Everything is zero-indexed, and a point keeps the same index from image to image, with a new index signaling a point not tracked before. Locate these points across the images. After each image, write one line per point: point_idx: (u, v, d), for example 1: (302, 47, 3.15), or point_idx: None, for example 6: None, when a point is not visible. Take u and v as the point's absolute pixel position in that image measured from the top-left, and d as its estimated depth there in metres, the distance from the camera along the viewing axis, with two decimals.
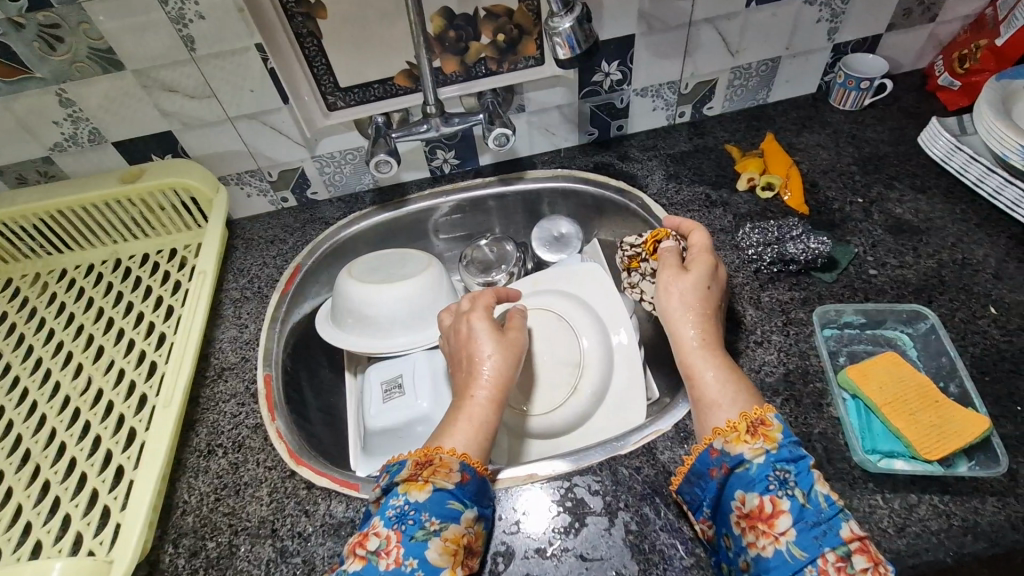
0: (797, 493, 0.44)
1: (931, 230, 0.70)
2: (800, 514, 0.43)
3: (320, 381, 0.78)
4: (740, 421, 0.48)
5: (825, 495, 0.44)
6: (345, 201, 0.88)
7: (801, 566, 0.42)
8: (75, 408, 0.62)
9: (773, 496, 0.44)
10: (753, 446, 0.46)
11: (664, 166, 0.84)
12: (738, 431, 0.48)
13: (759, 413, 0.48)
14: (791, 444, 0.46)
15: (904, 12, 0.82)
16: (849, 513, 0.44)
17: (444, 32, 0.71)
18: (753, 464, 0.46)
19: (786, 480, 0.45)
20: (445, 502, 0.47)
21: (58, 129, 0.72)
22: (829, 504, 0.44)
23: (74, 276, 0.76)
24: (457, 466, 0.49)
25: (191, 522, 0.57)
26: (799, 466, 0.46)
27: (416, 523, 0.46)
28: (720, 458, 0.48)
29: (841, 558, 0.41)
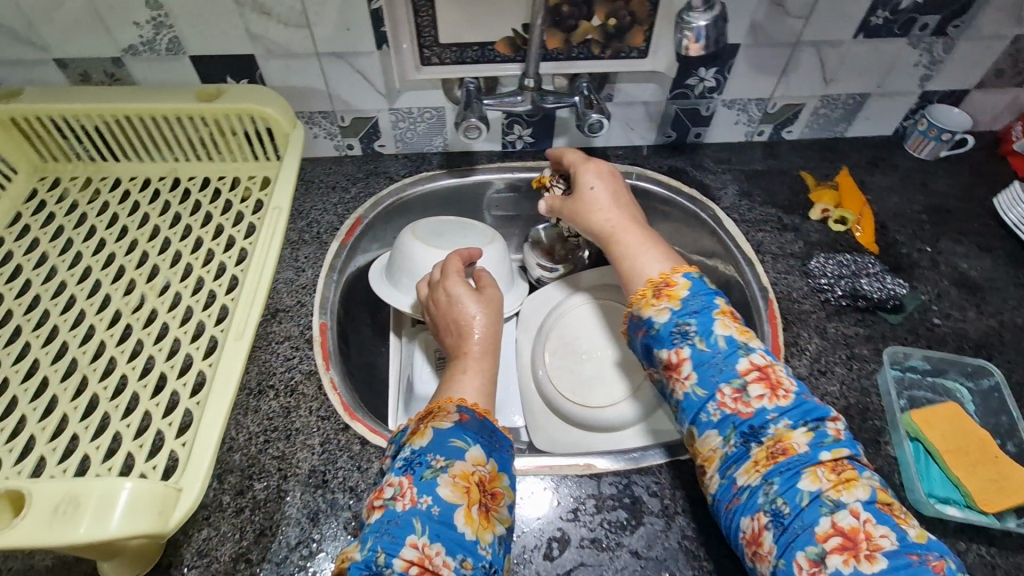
0: (697, 341, 0.50)
1: (994, 289, 0.72)
2: (700, 358, 0.49)
3: (364, 338, 0.76)
4: (647, 288, 0.55)
5: (726, 337, 0.50)
6: (410, 160, 0.85)
7: (704, 403, 0.48)
8: (126, 325, 0.60)
9: (677, 349, 0.51)
10: (659, 307, 0.53)
11: (738, 182, 0.84)
12: (648, 297, 0.54)
13: (664, 278, 0.55)
14: (693, 299, 0.52)
15: (997, 72, 0.82)
16: (750, 350, 0.49)
17: (559, 6, 0.68)
18: (660, 323, 0.52)
19: (687, 331, 0.51)
20: (447, 439, 0.48)
21: (138, 32, 0.67)
22: (727, 345, 0.49)
23: (128, 187, 0.73)
24: (454, 408, 0.51)
25: (238, 460, 0.56)
26: (701, 318, 0.51)
27: (423, 465, 0.47)
28: (638, 323, 0.54)
29: (737, 390, 0.47)
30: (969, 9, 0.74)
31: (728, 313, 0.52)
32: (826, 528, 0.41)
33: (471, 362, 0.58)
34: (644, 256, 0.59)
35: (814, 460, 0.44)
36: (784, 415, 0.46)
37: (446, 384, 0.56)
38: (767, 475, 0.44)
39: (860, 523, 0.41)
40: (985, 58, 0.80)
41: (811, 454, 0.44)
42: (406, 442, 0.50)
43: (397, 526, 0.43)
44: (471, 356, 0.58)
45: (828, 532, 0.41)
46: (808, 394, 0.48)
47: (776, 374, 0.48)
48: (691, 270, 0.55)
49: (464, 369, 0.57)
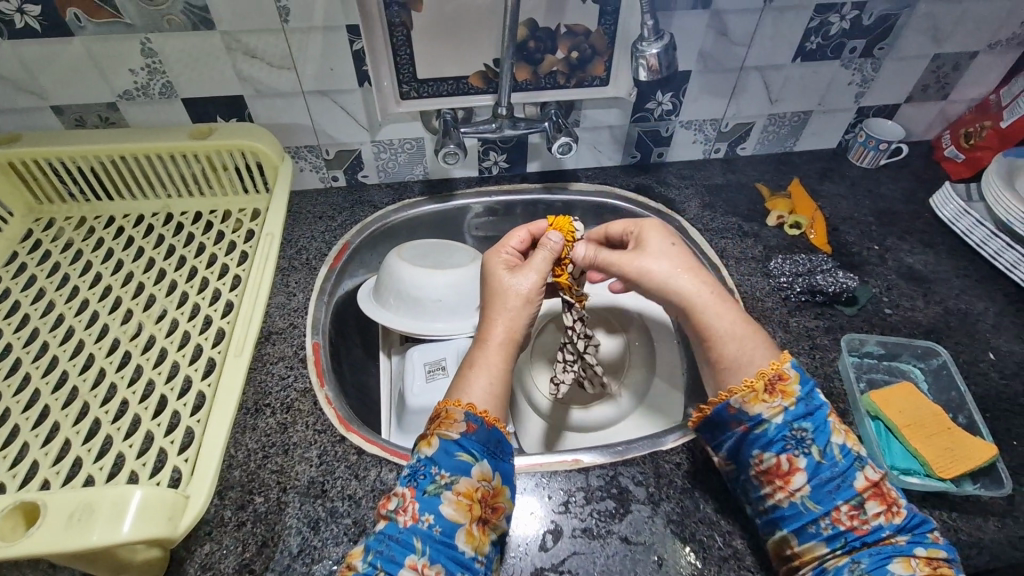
0: (813, 450, 0.48)
1: (939, 280, 0.78)
2: (818, 470, 0.48)
3: (355, 358, 0.79)
4: (757, 378, 0.50)
5: (841, 447, 0.48)
6: (393, 188, 0.90)
7: (817, 517, 0.47)
8: (125, 352, 0.61)
9: (790, 456, 0.49)
10: (771, 405, 0.50)
11: (700, 195, 0.90)
12: (756, 391, 0.50)
13: (777, 368, 0.50)
14: (807, 399, 0.50)
15: (922, 87, 0.92)
16: (864, 462, 0.48)
17: (525, 41, 0.75)
18: (772, 424, 0.49)
19: (803, 438, 0.49)
20: (454, 453, 0.48)
21: (132, 78, 0.72)
22: (844, 457, 0.48)
23: (122, 224, 0.75)
24: (463, 416, 0.50)
25: (237, 476, 0.57)
26: (815, 421, 0.49)
27: (428, 478, 0.47)
28: (739, 415, 0.50)
29: (855, 506, 0.47)
30: (891, 33, 0.83)
31: (837, 417, 0.50)
32: None
33: (489, 352, 0.55)
34: (749, 347, 0.52)
35: (908, 552, 0.45)
36: (898, 531, 0.46)
37: (457, 377, 0.54)
38: (854, 555, 0.46)
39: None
40: (910, 76, 0.89)
41: (906, 546, 0.45)
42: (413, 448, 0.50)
43: (398, 543, 0.45)
44: (490, 344, 0.55)
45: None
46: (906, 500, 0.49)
47: (885, 487, 0.48)
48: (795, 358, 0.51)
49: (476, 363, 0.54)
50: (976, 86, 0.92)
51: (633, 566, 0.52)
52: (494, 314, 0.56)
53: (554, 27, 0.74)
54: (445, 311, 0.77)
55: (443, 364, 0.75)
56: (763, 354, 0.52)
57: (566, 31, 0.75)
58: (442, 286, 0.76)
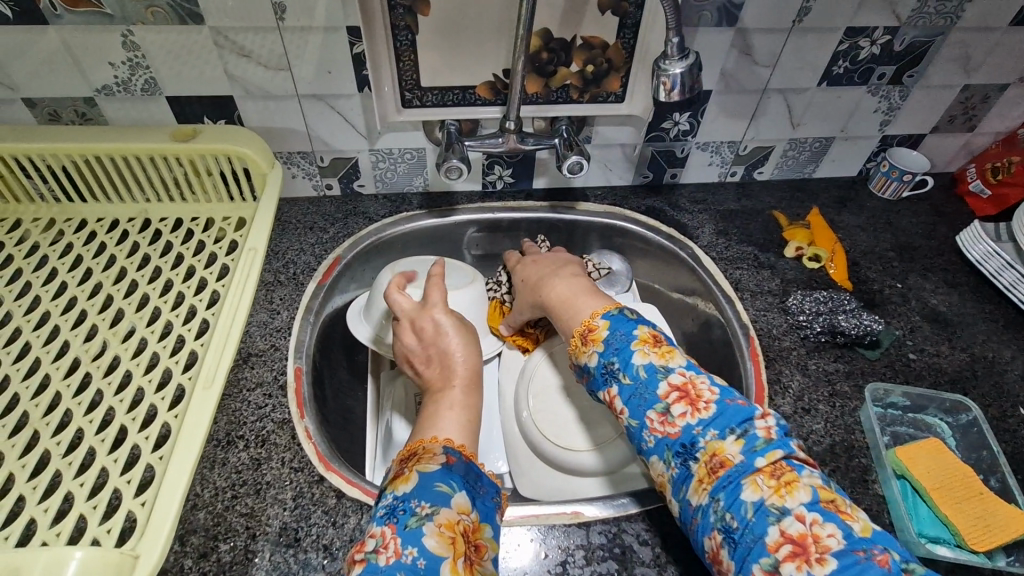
0: (619, 376, 0.50)
1: (964, 325, 0.74)
2: (626, 392, 0.49)
3: (341, 382, 0.73)
4: (578, 333, 0.56)
5: (645, 366, 0.49)
6: (390, 200, 0.85)
7: (642, 436, 0.48)
8: (85, 373, 0.56)
9: (608, 387, 0.51)
10: (587, 353, 0.54)
11: (714, 221, 0.86)
12: (578, 345, 0.55)
13: (588, 324, 0.55)
14: (614, 334, 0.53)
15: (949, 118, 0.88)
16: (669, 370, 0.49)
17: (538, 52, 0.70)
18: (592, 369, 0.53)
19: (612, 369, 0.51)
20: (431, 484, 0.46)
21: (112, 72, 0.66)
22: (645, 373, 0.49)
23: (94, 229, 0.70)
24: (440, 450, 0.50)
25: (202, 519, 0.51)
26: (621, 355, 0.51)
27: (407, 512, 0.44)
28: (579, 369, 0.55)
29: (662, 413, 0.47)
30: (923, 60, 0.79)
31: (647, 341, 0.51)
32: (776, 538, 0.39)
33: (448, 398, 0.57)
34: (579, 302, 0.59)
35: (751, 469, 0.42)
36: (709, 427, 0.45)
37: (424, 421, 0.55)
38: (712, 493, 0.43)
39: (807, 527, 0.39)
40: (938, 105, 0.85)
41: (745, 464, 0.43)
42: (388, 492, 0.47)
43: None
44: (450, 393, 0.57)
45: (778, 542, 0.39)
46: (734, 397, 0.47)
47: (695, 389, 0.47)
48: (608, 308, 0.55)
49: (447, 406, 0.56)
50: (1005, 119, 0.88)
51: None
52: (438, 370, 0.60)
53: (569, 39, 0.69)
54: None
55: None
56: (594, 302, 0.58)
57: (582, 43, 0.70)
58: None
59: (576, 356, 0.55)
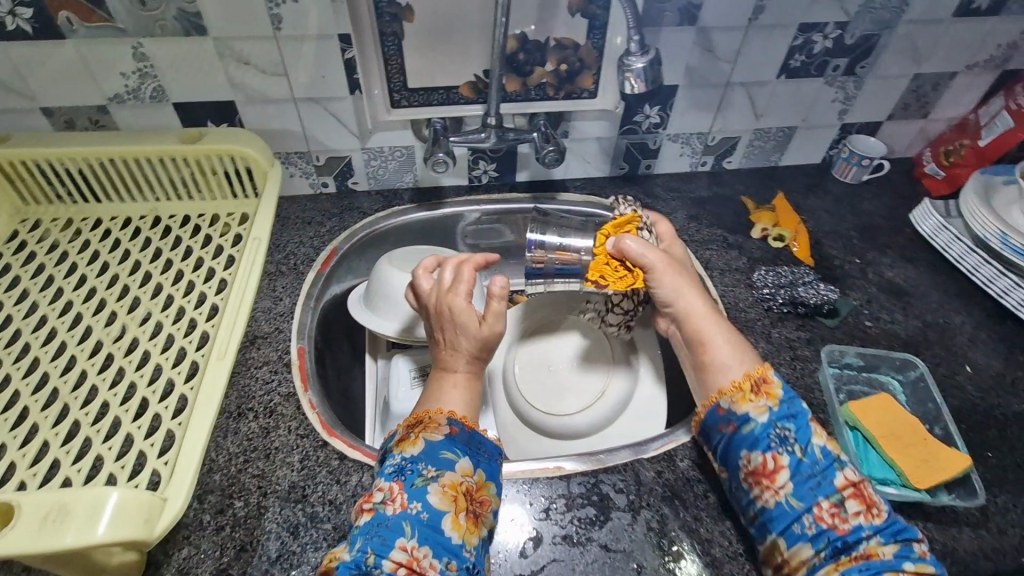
0: (795, 449, 0.50)
1: (918, 294, 0.79)
2: (801, 467, 0.50)
3: (341, 363, 0.78)
4: (744, 380, 0.54)
5: (821, 447, 0.50)
6: (383, 195, 0.91)
7: (799, 514, 0.48)
8: (107, 354, 0.61)
9: (774, 453, 0.50)
10: (756, 404, 0.52)
11: (686, 207, 0.92)
12: (743, 392, 0.53)
13: (760, 372, 0.54)
14: (788, 402, 0.53)
15: (903, 106, 0.94)
16: (843, 463, 0.50)
17: (515, 54, 0.76)
18: (757, 424, 0.52)
19: (786, 438, 0.51)
20: (439, 451, 0.51)
21: (124, 82, 0.72)
22: (824, 456, 0.50)
23: (109, 226, 0.76)
24: (445, 420, 0.53)
25: (217, 480, 0.57)
26: (798, 422, 0.52)
27: (415, 472, 0.50)
28: (728, 416, 0.53)
29: (835, 504, 0.48)
30: (873, 52, 0.85)
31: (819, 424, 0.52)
32: None
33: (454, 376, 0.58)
34: (725, 355, 0.56)
35: (897, 567, 0.45)
36: (877, 533, 0.47)
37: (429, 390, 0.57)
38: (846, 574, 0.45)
39: None
40: (891, 94, 0.92)
41: (893, 561, 0.45)
42: (396, 450, 0.52)
43: (387, 529, 0.46)
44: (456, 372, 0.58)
45: None
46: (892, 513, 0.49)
47: (866, 490, 0.49)
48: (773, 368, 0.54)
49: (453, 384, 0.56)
50: (955, 105, 0.95)
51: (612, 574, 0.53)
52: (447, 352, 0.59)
53: (543, 40, 0.75)
54: None
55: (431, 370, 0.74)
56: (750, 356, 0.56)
57: (556, 44, 0.76)
58: None
59: (733, 400, 0.54)
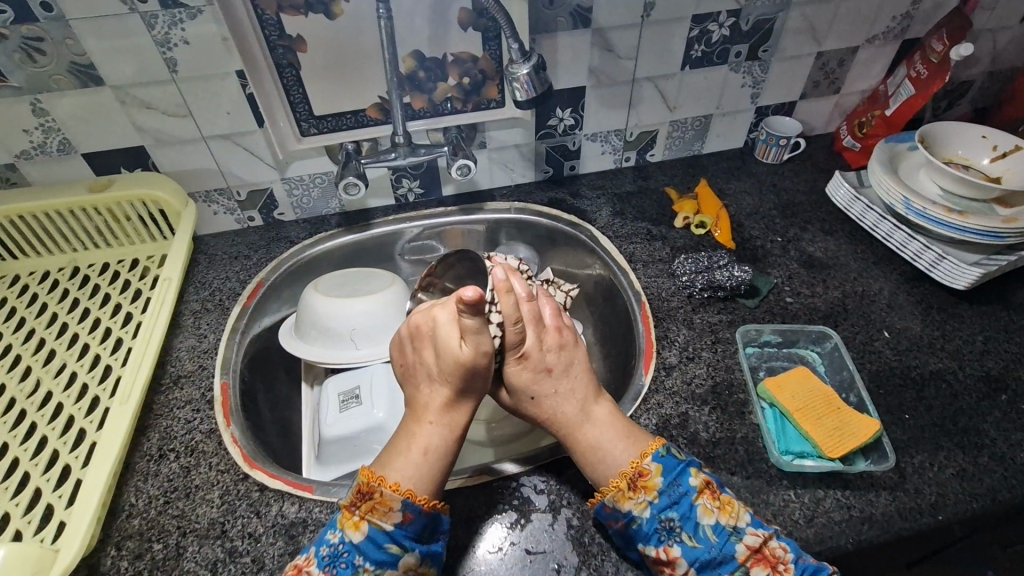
0: (684, 537, 0.50)
1: (837, 265, 0.81)
2: (692, 554, 0.49)
3: (276, 393, 0.79)
4: (622, 478, 0.52)
5: (712, 526, 0.50)
6: (310, 223, 0.91)
7: None
8: (20, 410, 0.61)
9: (666, 546, 0.50)
10: (637, 500, 0.51)
11: (611, 204, 0.93)
12: (623, 490, 0.52)
13: (637, 466, 0.52)
14: (669, 489, 0.51)
15: (813, 84, 0.96)
16: (740, 532, 0.50)
17: (415, 72, 0.77)
18: (642, 520, 0.50)
19: (673, 528, 0.50)
20: (382, 544, 0.49)
21: (28, 138, 0.73)
22: (717, 536, 0.49)
23: (27, 281, 0.76)
24: (399, 505, 0.50)
25: (136, 525, 0.57)
26: (681, 508, 0.50)
27: (351, 567, 0.48)
28: (614, 514, 0.52)
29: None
30: (772, 36, 0.87)
31: (706, 494, 0.51)
32: None
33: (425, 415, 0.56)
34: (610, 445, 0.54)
35: None
36: None
37: (389, 452, 0.54)
38: None
39: None
40: (799, 73, 0.93)
41: None
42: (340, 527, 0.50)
43: None
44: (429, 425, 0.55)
45: None
46: (805, 555, 0.50)
47: (768, 549, 0.50)
48: (657, 450, 0.53)
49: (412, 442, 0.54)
50: (863, 78, 0.97)
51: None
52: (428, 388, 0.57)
53: (441, 56, 0.77)
54: (362, 338, 0.78)
55: (356, 392, 0.75)
56: (641, 440, 0.55)
57: (454, 58, 0.77)
58: (356, 314, 0.77)
59: (616, 497, 0.52)
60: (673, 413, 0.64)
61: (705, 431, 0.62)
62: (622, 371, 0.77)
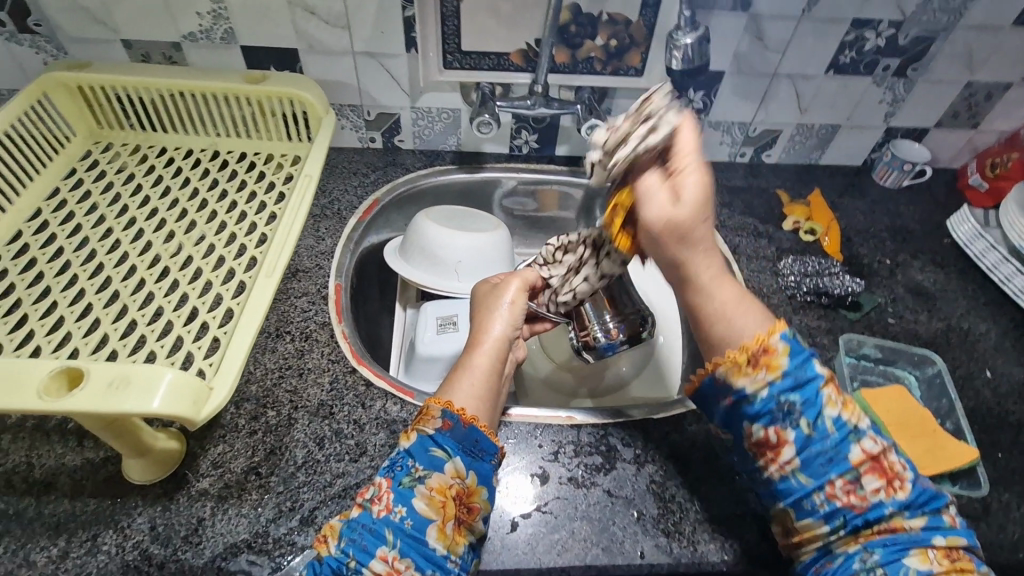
0: (843, 514, 0.46)
1: (945, 298, 0.79)
2: (868, 539, 0.45)
3: (372, 306, 0.83)
4: (767, 440, 0.47)
5: (875, 507, 0.45)
6: (426, 155, 0.94)
7: None
8: (164, 266, 0.67)
9: (818, 519, 0.46)
10: (784, 467, 0.47)
11: (720, 194, 0.93)
12: (768, 454, 0.48)
13: (782, 433, 0.47)
14: (827, 462, 0.46)
15: (952, 114, 0.93)
16: (905, 522, 0.45)
17: (567, 25, 0.79)
18: (793, 489, 0.47)
19: (829, 502, 0.46)
20: (428, 448, 0.50)
21: (199, 21, 0.77)
22: (877, 518, 0.45)
23: (173, 155, 0.81)
24: (439, 412, 0.51)
25: (254, 390, 0.61)
26: (840, 481, 0.46)
27: (404, 470, 0.49)
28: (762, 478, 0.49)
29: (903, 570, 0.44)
30: (925, 55, 0.84)
31: (874, 471, 0.46)
32: None
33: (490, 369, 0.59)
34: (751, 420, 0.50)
35: None
36: None
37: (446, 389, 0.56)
38: None
39: None
40: (940, 101, 0.91)
41: None
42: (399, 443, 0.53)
43: (370, 533, 0.46)
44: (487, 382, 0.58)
45: None
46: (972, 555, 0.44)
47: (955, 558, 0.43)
48: (814, 416, 0.46)
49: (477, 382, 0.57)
50: (1006, 118, 0.93)
51: (612, 517, 0.55)
52: (482, 319, 0.60)
53: (596, 14, 0.78)
54: (464, 271, 0.81)
55: (454, 319, 0.77)
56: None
57: (608, 18, 0.78)
58: (463, 248, 0.80)
59: (764, 460, 0.48)
60: None
61: None
62: None
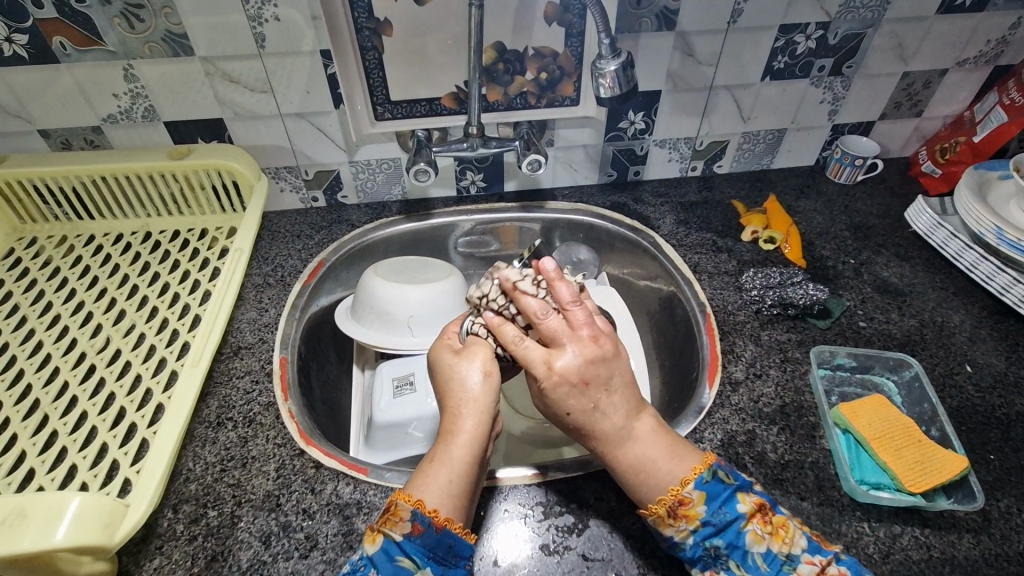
0: (731, 565, 0.47)
1: (915, 293, 0.77)
2: None
3: (326, 373, 0.79)
4: (660, 505, 0.48)
5: (763, 555, 0.47)
6: (372, 208, 0.92)
7: None
8: (90, 364, 0.63)
9: (712, 571, 0.48)
10: (678, 528, 0.48)
11: (675, 212, 0.91)
12: (662, 516, 0.48)
13: (678, 494, 0.48)
14: (715, 518, 0.48)
15: (895, 105, 0.92)
16: (795, 562, 0.46)
17: (495, 63, 0.77)
18: (685, 547, 0.48)
19: (719, 555, 0.47)
20: (394, 557, 0.45)
21: (116, 102, 0.75)
22: (768, 565, 0.46)
23: (102, 242, 0.78)
24: (410, 516, 0.46)
25: (193, 490, 0.57)
26: (728, 537, 0.47)
27: None
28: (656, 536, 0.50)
29: None
30: (858, 52, 0.84)
31: (756, 518, 0.48)
32: None
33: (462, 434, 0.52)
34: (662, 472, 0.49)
35: None
36: None
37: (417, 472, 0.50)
38: None
39: None
40: (881, 94, 0.90)
41: None
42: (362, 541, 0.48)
43: None
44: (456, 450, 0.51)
45: None
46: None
47: None
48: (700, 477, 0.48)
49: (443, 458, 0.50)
50: (948, 103, 0.93)
51: None
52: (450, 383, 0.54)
53: (522, 49, 0.76)
54: (418, 326, 0.77)
55: (410, 379, 0.73)
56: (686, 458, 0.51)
57: (534, 52, 0.77)
58: (415, 302, 0.77)
59: (658, 523, 0.49)
60: (740, 430, 0.62)
61: (773, 452, 0.60)
62: (681, 383, 0.74)
